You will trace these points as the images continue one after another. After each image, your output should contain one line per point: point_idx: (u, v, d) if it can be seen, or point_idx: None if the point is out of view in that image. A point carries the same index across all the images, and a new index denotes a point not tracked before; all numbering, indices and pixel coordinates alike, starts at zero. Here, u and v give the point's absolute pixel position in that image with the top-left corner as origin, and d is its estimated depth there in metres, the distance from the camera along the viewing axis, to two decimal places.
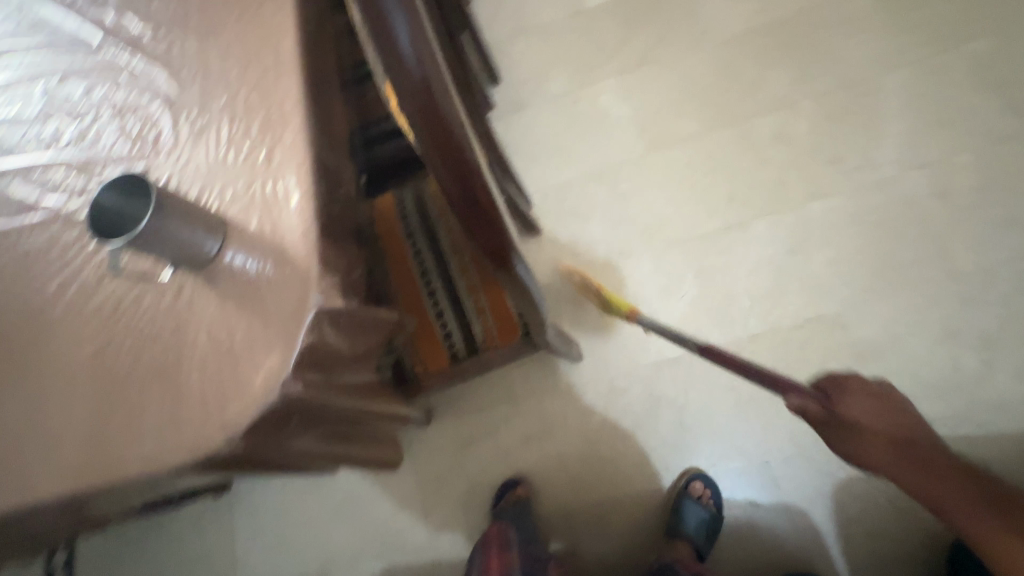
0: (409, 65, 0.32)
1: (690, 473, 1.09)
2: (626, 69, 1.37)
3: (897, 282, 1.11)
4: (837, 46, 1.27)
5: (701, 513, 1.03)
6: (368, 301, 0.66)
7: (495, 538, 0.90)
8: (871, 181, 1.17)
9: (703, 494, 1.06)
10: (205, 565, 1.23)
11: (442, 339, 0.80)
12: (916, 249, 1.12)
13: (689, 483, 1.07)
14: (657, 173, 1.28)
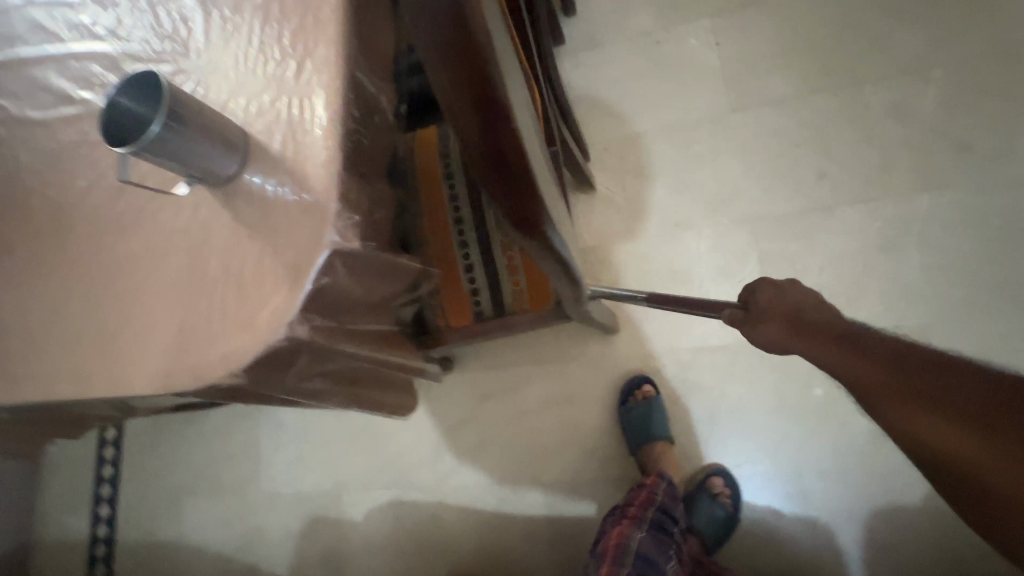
0: None
1: (711, 468, 1.03)
2: (724, 9, 1.18)
3: (1003, 302, 0.95)
4: (999, 4, 1.02)
5: (717, 511, 0.99)
6: (390, 246, 0.61)
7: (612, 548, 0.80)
8: (1000, 178, 0.98)
9: (722, 491, 1.00)
10: (231, 463, 1.32)
11: (468, 296, 0.75)
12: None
13: (709, 478, 1.01)
14: (738, 137, 1.13)
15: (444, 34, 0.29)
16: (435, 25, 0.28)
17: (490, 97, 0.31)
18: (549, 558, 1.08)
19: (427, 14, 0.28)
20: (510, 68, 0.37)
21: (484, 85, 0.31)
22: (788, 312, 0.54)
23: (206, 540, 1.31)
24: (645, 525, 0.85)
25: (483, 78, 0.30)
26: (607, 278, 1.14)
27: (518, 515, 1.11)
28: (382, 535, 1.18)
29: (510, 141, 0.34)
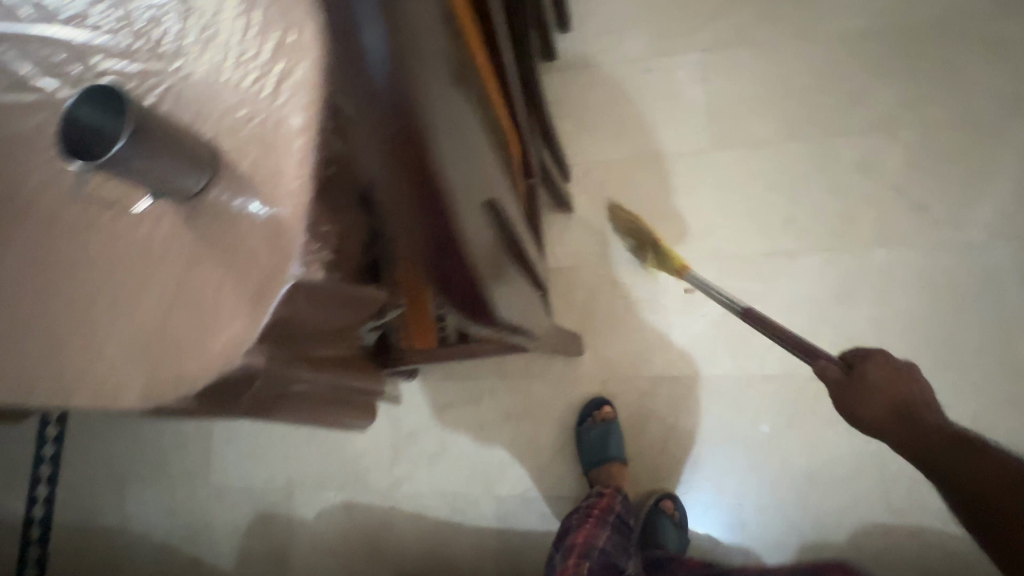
0: (372, 66, 0.27)
1: (665, 492, 1.05)
2: (715, 46, 1.20)
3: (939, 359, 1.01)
4: (969, 73, 1.07)
5: (675, 533, 1.02)
6: (361, 274, 0.58)
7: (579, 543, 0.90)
8: (951, 241, 1.03)
9: (675, 513, 1.03)
10: (181, 452, 1.29)
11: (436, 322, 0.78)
12: (975, 331, 1.01)
13: (662, 501, 1.04)
14: (715, 175, 1.15)
15: (378, 108, 0.29)
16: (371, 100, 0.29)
17: (415, 179, 0.32)
18: (495, 569, 1.11)
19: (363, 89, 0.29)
20: (473, 139, 0.37)
21: (410, 168, 0.32)
22: (890, 397, 0.57)
23: (149, 528, 1.28)
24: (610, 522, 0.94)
25: (411, 166, 0.31)
26: (576, 300, 1.15)
27: (467, 525, 1.13)
28: (332, 536, 1.19)
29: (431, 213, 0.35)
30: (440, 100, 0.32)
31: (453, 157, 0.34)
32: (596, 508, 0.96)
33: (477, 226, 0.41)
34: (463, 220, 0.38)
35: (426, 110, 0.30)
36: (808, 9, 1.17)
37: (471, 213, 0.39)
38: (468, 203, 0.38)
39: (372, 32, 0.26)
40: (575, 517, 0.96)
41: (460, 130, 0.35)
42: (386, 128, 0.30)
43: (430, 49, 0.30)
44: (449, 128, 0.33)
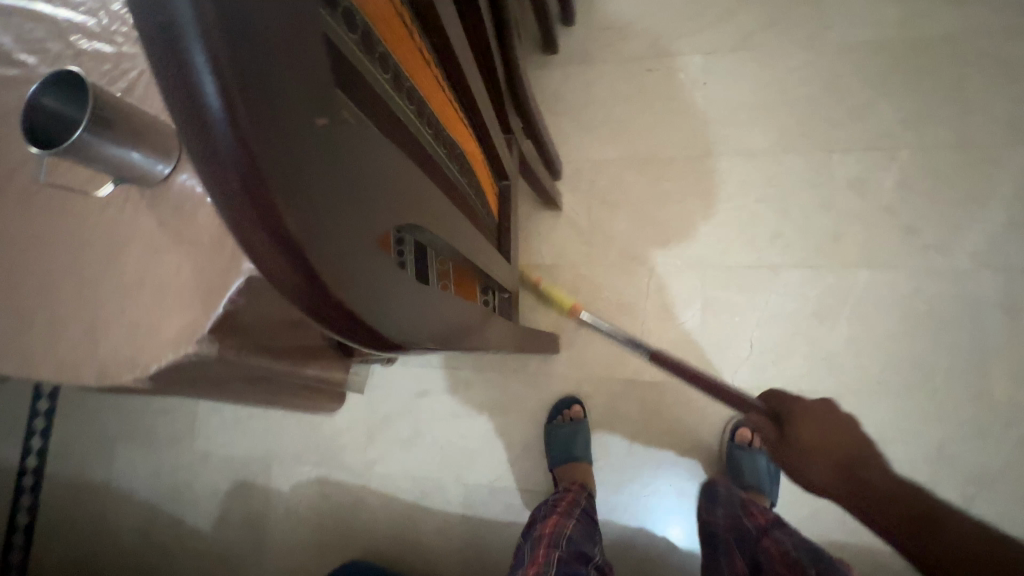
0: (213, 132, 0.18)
1: (734, 422, 1.07)
2: (718, 49, 1.17)
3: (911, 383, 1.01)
4: (973, 96, 1.05)
5: (758, 459, 1.04)
6: None
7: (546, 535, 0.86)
8: (937, 266, 1.02)
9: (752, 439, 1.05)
10: (167, 418, 1.33)
11: None
12: (951, 358, 1.00)
13: (735, 432, 1.06)
14: (706, 182, 1.14)
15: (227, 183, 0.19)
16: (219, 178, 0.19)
17: (298, 257, 0.21)
18: (458, 553, 1.14)
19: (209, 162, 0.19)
20: (379, 188, 0.27)
21: (286, 241, 0.20)
22: (824, 449, 0.59)
23: (135, 488, 1.33)
24: (575, 517, 0.93)
25: (293, 260, 0.21)
26: (556, 299, 1.16)
27: (435, 509, 1.17)
28: (305, 509, 1.23)
29: (329, 300, 0.23)
30: (320, 136, 0.21)
31: (351, 220, 0.24)
32: (563, 502, 0.96)
33: (403, 301, 0.30)
34: (386, 301, 0.27)
35: (308, 173, 0.21)
36: (818, 17, 1.14)
37: (391, 284, 0.28)
38: (385, 274, 0.28)
39: (192, 38, 0.17)
40: (541, 514, 0.95)
41: (357, 178, 0.25)
42: (237, 183, 0.19)
43: (302, 69, 0.20)
44: (342, 176, 0.23)
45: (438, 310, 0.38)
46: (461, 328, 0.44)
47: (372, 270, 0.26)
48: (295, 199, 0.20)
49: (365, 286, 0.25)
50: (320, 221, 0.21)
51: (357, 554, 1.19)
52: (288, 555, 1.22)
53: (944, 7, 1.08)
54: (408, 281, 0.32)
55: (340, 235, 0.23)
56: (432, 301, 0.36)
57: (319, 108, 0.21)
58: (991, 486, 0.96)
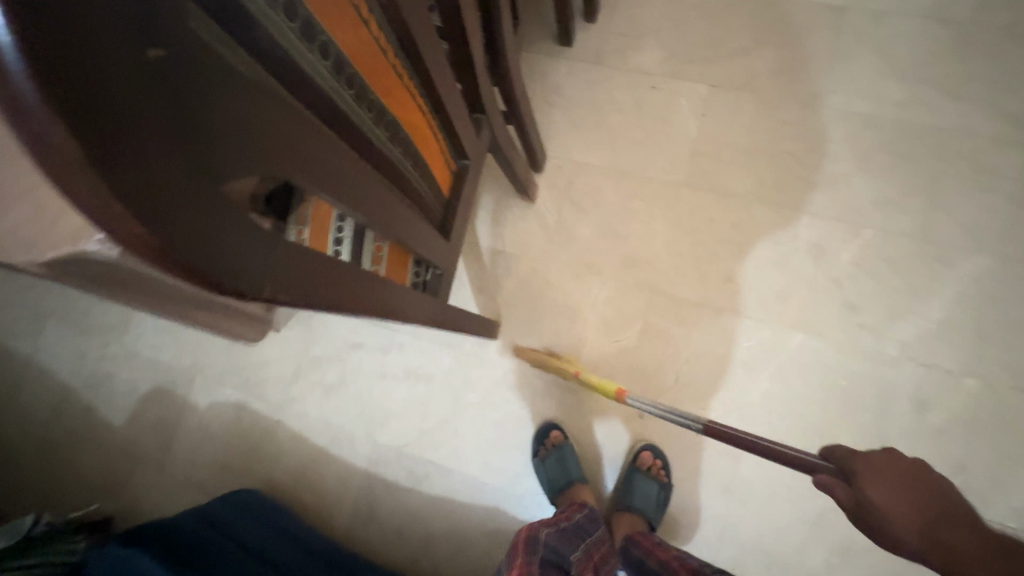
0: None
1: (642, 444, 1.10)
2: (724, 84, 1.17)
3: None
4: (945, 194, 1.07)
5: (651, 483, 1.05)
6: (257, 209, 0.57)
7: (521, 545, 0.81)
8: (865, 347, 1.05)
9: (654, 465, 1.07)
10: (102, 307, 1.32)
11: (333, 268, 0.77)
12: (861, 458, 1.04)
13: (640, 454, 1.08)
14: (678, 211, 1.15)
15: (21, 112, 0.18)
16: (13, 107, 0.18)
17: (101, 184, 0.20)
18: (352, 505, 1.17)
19: (1, 89, 0.18)
20: (228, 132, 0.27)
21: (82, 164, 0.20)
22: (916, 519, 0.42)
23: (54, 368, 1.32)
24: (558, 526, 0.89)
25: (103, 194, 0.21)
26: (506, 288, 1.17)
27: (340, 458, 1.19)
28: (216, 428, 1.24)
29: (139, 233, 0.23)
30: (141, 63, 0.21)
31: (175, 155, 0.24)
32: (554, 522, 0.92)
33: (245, 250, 0.30)
34: (224, 243, 0.28)
35: (123, 109, 0.20)
36: (826, 79, 1.14)
37: (235, 226, 0.29)
38: (221, 218, 0.27)
39: None
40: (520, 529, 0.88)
41: (191, 115, 0.25)
42: (30, 97, 0.18)
43: None
44: (169, 109, 0.23)
45: (305, 271, 0.38)
46: (344, 293, 0.44)
47: (207, 211, 0.26)
48: (100, 124, 0.20)
49: (200, 226, 0.26)
50: (129, 151, 0.21)
51: (256, 483, 1.21)
52: (189, 467, 1.24)
53: (943, 101, 1.10)
54: (259, 231, 0.31)
55: (158, 168, 0.23)
56: (298, 259, 0.37)
57: (142, 35, 0.21)
58: (852, 557, 1.02)
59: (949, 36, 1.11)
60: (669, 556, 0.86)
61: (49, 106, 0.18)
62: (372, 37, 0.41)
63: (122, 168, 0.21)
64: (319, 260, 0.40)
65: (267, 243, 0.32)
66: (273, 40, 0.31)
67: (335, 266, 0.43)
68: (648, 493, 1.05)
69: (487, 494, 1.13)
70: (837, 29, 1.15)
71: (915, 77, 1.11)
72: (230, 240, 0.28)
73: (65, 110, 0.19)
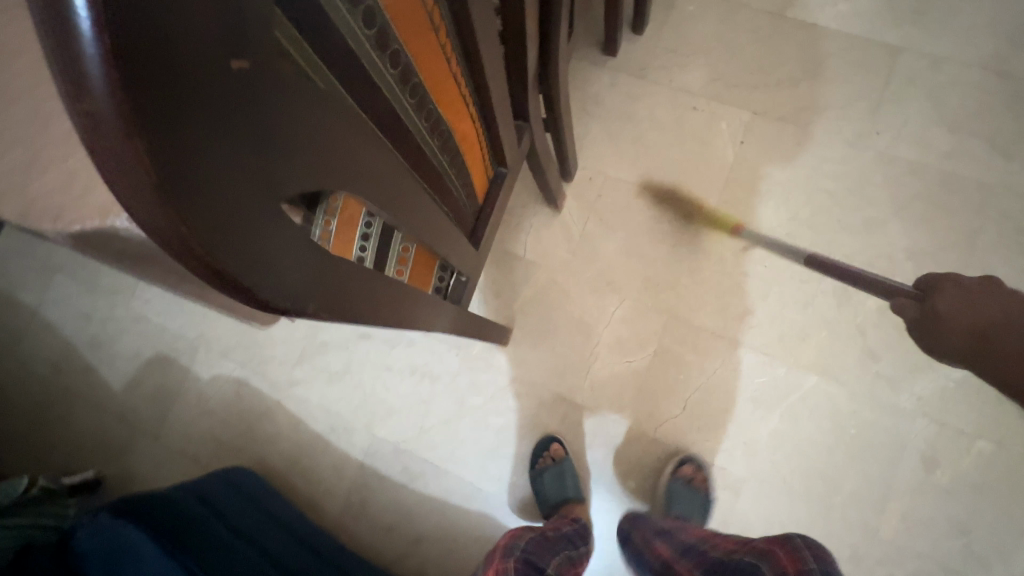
0: (85, 66, 0.16)
1: (681, 456, 1.07)
2: (766, 113, 1.15)
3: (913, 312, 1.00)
4: (980, 252, 1.05)
5: (693, 495, 1.02)
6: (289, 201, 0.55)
7: (497, 552, 0.84)
8: (881, 396, 1.03)
9: (693, 476, 1.05)
10: (114, 268, 1.31)
11: None
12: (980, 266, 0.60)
13: (679, 466, 1.05)
14: (706, 237, 1.13)
15: (102, 126, 0.18)
16: (89, 119, 0.17)
17: (167, 201, 0.19)
18: (344, 494, 1.15)
19: (80, 100, 0.17)
20: (297, 147, 0.26)
21: (149, 181, 0.19)
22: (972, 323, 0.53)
23: (60, 324, 1.32)
24: (535, 534, 0.90)
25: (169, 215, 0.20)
26: (522, 295, 1.16)
27: (336, 447, 1.17)
28: (215, 402, 1.23)
29: (196, 250, 0.21)
30: (228, 79, 0.20)
31: (244, 172, 0.22)
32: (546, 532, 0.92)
33: (294, 266, 0.29)
34: (275, 261, 0.27)
35: (203, 128, 0.19)
36: (871, 119, 1.12)
37: (289, 242, 0.27)
38: (277, 234, 0.26)
39: None
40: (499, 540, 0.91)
41: (267, 131, 0.23)
42: (110, 112, 0.17)
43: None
44: (245, 123, 0.22)
45: (346, 285, 0.36)
46: (377, 306, 0.43)
47: (266, 229, 0.25)
48: (178, 143, 0.19)
49: (256, 245, 0.25)
50: (201, 171, 0.20)
51: (249, 461, 1.20)
52: (185, 439, 1.22)
53: (990, 156, 1.07)
54: (310, 246, 0.30)
55: (226, 186, 0.21)
56: (342, 273, 0.35)
57: (231, 47, 0.20)
58: None
59: (1002, 91, 1.09)
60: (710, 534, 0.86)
61: (124, 117, 0.17)
62: (440, 45, 0.40)
63: (190, 188, 0.20)
64: (359, 273, 0.38)
65: (316, 258, 0.31)
66: (348, 49, 0.30)
67: (374, 279, 0.41)
68: (692, 506, 1.01)
69: (481, 500, 1.12)
70: (889, 70, 1.13)
71: (964, 128, 1.09)
72: (281, 258, 0.27)
73: (140, 122, 0.18)
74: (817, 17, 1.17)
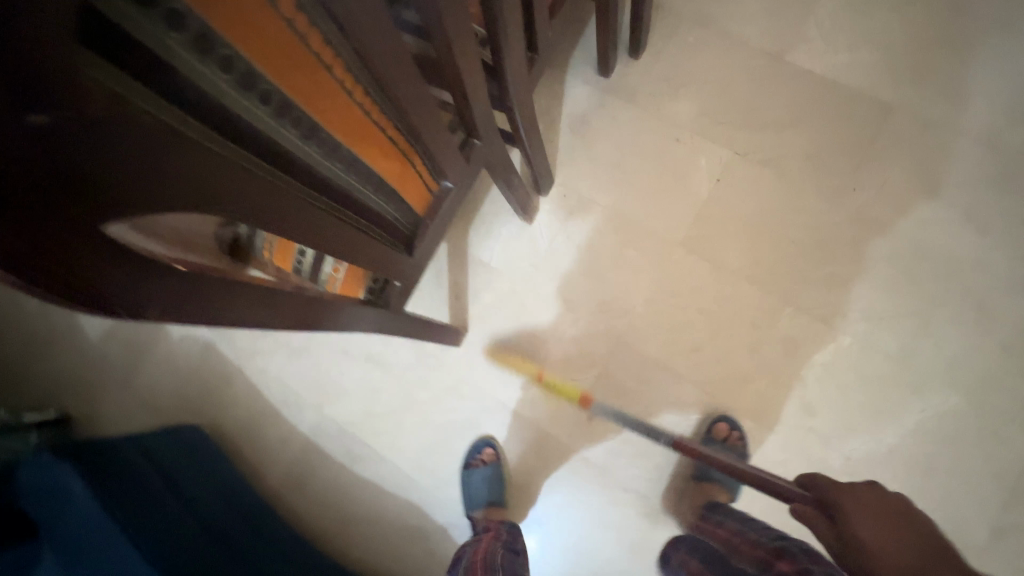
0: None
1: (716, 416, 1.08)
2: (748, 155, 1.15)
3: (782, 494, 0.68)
4: (936, 325, 1.04)
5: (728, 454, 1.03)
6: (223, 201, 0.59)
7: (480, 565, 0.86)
8: (809, 451, 1.05)
9: (728, 434, 1.05)
10: None
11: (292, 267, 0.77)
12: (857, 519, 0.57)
13: (715, 424, 1.06)
14: (666, 270, 1.14)
15: None
16: None
17: None
18: (287, 466, 1.21)
19: None
20: (136, 181, 0.29)
21: None
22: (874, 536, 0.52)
23: None
24: (503, 543, 0.93)
25: None
26: (481, 301, 1.19)
27: (287, 419, 1.23)
28: (179, 361, 1.28)
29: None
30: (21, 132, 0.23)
31: (44, 201, 0.25)
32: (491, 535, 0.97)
33: (127, 278, 0.32)
34: (100, 272, 0.30)
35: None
36: (850, 175, 1.11)
37: (121, 257, 0.31)
38: (102, 252, 0.29)
39: None
40: (465, 549, 0.95)
41: (88, 169, 0.26)
42: None
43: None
44: (50, 165, 0.24)
45: (209, 293, 0.39)
46: (256, 310, 0.46)
47: (84, 247, 0.28)
48: None
49: (70, 259, 0.28)
50: None
51: (203, 422, 1.25)
52: (149, 392, 1.28)
53: (963, 229, 1.06)
54: (153, 261, 0.33)
55: (23, 213, 0.25)
56: (202, 282, 0.38)
57: (26, 102, 0.22)
58: None
59: (989, 165, 1.07)
60: (732, 534, 0.85)
61: None
62: (332, 79, 0.43)
63: None
64: (231, 280, 0.42)
65: (162, 268, 0.34)
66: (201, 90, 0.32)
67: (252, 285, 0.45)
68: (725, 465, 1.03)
69: (412, 491, 1.17)
70: (879, 128, 1.12)
71: (944, 197, 1.07)
72: (109, 270, 0.30)
73: None
74: (816, 64, 1.15)
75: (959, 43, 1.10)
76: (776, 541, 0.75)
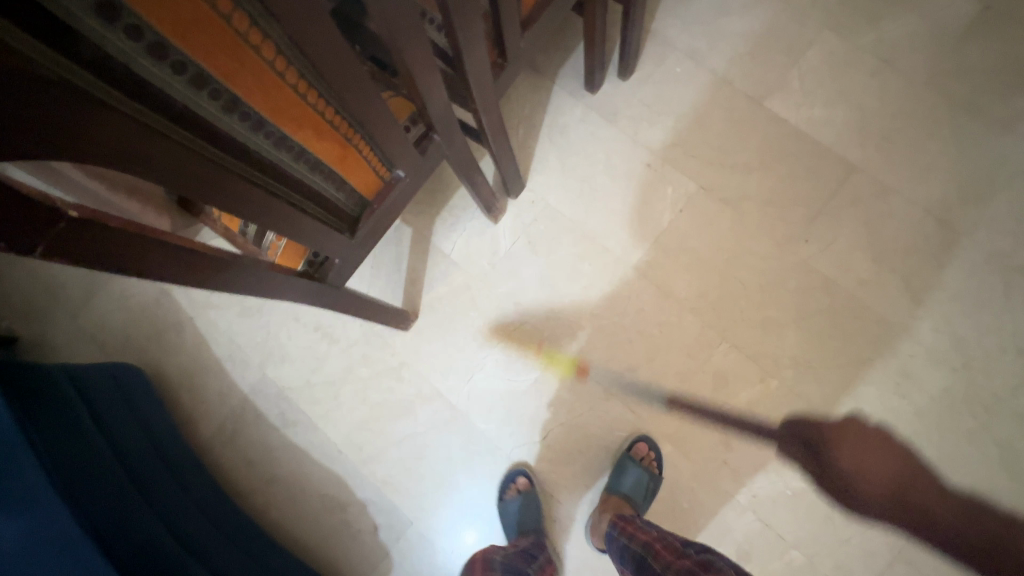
0: None
1: (639, 437, 1.12)
2: (713, 191, 1.18)
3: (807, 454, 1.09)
4: (858, 381, 1.09)
5: (642, 474, 1.07)
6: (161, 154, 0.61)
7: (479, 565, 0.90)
8: (719, 483, 1.09)
9: (646, 457, 1.10)
10: None
11: (239, 228, 0.80)
12: (833, 451, 1.08)
13: (635, 446, 1.11)
14: (616, 290, 1.17)
15: None
16: None
17: None
18: (220, 420, 1.23)
19: None
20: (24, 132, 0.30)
21: None
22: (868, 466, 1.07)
23: None
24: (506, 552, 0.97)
25: None
26: (436, 290, 1.21)
27: (228, 374, 1.25)
28: (131, 301, 1.29)
29: None
30: None
31: None
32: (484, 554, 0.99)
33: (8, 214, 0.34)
34: None
35: None
36: (805, 227, 1.15)
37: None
38: None
39: None
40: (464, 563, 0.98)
41: None
42: None
43: None
44: None
45: (98, 238, 0.41)
46: (153, 260, 0.48)
47: None
48: None
49: None
50: None
51: (146, 364, 1.27)
52: (98, 328, 1.29)
53: (901, 296, 1.10)
54: (34, 202, 0.35)
55: None
56: (90, 229, 0.40)
57: None
58: None
59: (936, 240, 1.11)
60: (653, 538, 0.87)
61: None
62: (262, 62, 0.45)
63: None
64: (126, 232, 0.44)
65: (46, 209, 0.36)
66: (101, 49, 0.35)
67: (149, 238, 0.47)
68: (639, 484, 1.06)
69: (337, 463, 1.19)
70: (840, 186, 1.15)
71: (888, 263, 1.12)
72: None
73: None
74: (792, 114, 1.19)
75: (926, 119, 1.15)
76: (702, 554, 0.78)
